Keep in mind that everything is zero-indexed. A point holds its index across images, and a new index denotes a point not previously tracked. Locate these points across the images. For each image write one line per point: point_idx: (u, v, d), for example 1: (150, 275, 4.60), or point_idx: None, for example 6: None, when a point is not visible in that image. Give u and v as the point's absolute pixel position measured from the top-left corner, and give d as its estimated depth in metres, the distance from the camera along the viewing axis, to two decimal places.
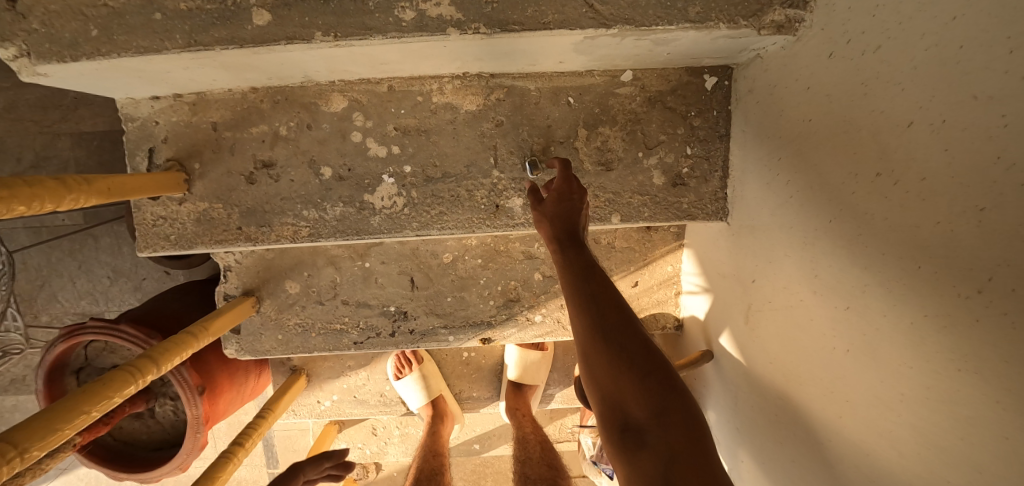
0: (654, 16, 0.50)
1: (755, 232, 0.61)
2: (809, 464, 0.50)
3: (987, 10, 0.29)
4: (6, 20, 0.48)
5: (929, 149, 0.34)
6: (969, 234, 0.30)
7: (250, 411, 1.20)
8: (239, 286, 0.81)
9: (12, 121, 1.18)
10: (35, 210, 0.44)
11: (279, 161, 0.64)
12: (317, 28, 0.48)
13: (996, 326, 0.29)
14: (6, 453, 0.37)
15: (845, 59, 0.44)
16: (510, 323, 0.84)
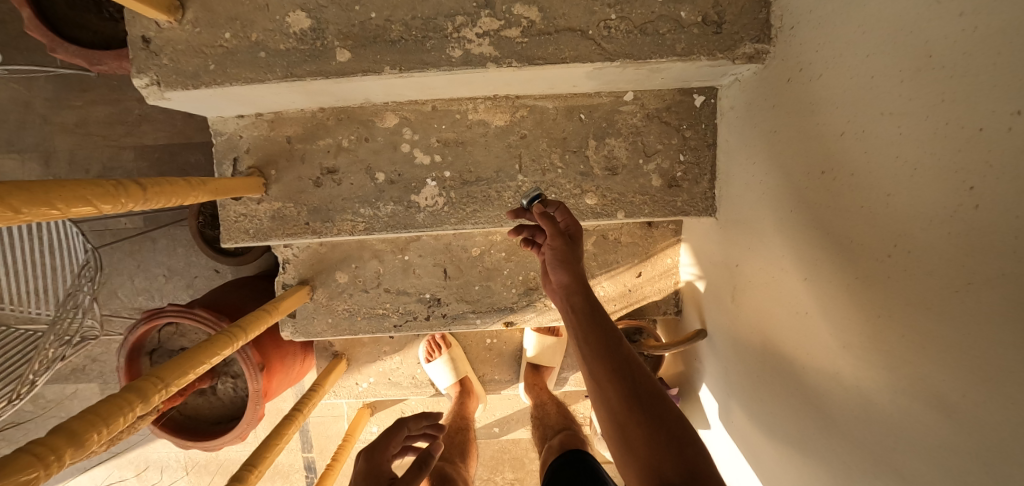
0: (649, 51, 0.62)
1: (738, 224, 0.73)
2: (783, 411, 0.60)
3: (886, 53, 0.41)
4: (142, 57, 0.63)
5: (856, 152, 0.46)
6: (883, 212, 0.42)
7: (289, 399, 1.33)
8: (296, 276, 0.95)
9: (83, 136, 1.40)
10: (171, 203, 0.57)
11: (341, 168, 0.78)
12: (385, 63, 0.62)
13: (901, 277, 0.40)
14: (153, 385, 0.48)
15: (799, 84, 0.56)
16: (530, 309, 0.96)
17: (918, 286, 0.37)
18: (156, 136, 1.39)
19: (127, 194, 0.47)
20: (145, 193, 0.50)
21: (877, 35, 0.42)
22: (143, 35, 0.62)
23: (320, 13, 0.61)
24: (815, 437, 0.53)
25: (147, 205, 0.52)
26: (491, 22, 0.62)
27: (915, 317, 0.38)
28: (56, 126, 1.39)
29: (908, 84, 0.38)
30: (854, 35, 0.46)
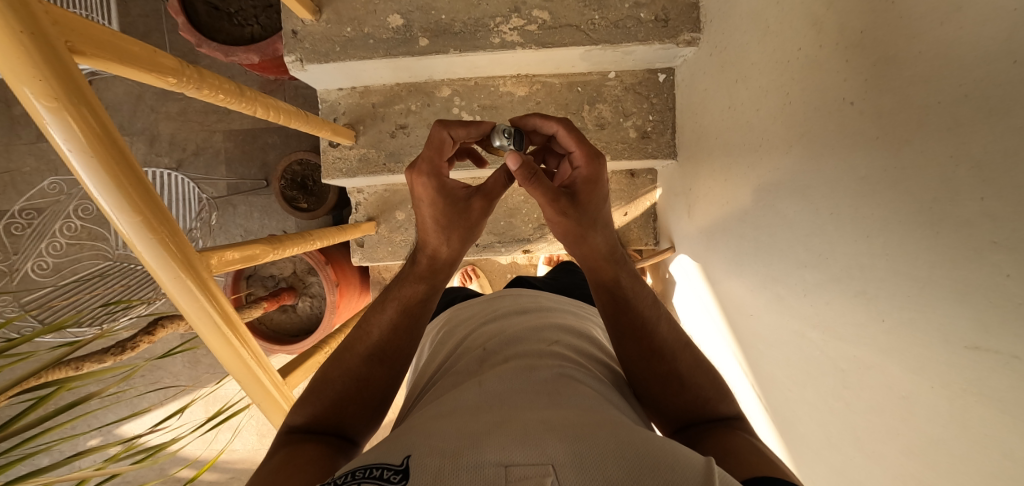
0: (620, 38, 0.95)
1: (691, 160, 1.05)
2: (730, 265, 0.89)
3: (757, 28, 0.73)
4: (292, 42, 0.97)
5: (748, 87, 0.77)
6: (763, 117, 0.73)
7: None
8: (365, 214, 1.32)
9: (183, 122, 1.76)
10: (279, 120, 0.81)
11: (411, 125, 1.13)
12: (450, 47, 0.96)
13: (775, 149, 0.69)
14: (234, 254, 0.61)
15: (717, 55, 0.88)
16: (542, 240, 1.33)
17: (784, 150, 0.67)
18: (241, 122, 1.75)
19: (244, 97, 0.69)
20: (257, 104, 0.73)
21: (753, 17, 0.74)
22: (292, 29, 0.97)
23: (409, 15, 0.97)
24: (748, 275, 0.82)
25: (257, 113, 0.74)
26: (518, 21, 0.96)
27: (784, 167, 0.67)
28: (162, 115, 1.75)
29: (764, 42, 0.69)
30: (741, 20, 0.78)
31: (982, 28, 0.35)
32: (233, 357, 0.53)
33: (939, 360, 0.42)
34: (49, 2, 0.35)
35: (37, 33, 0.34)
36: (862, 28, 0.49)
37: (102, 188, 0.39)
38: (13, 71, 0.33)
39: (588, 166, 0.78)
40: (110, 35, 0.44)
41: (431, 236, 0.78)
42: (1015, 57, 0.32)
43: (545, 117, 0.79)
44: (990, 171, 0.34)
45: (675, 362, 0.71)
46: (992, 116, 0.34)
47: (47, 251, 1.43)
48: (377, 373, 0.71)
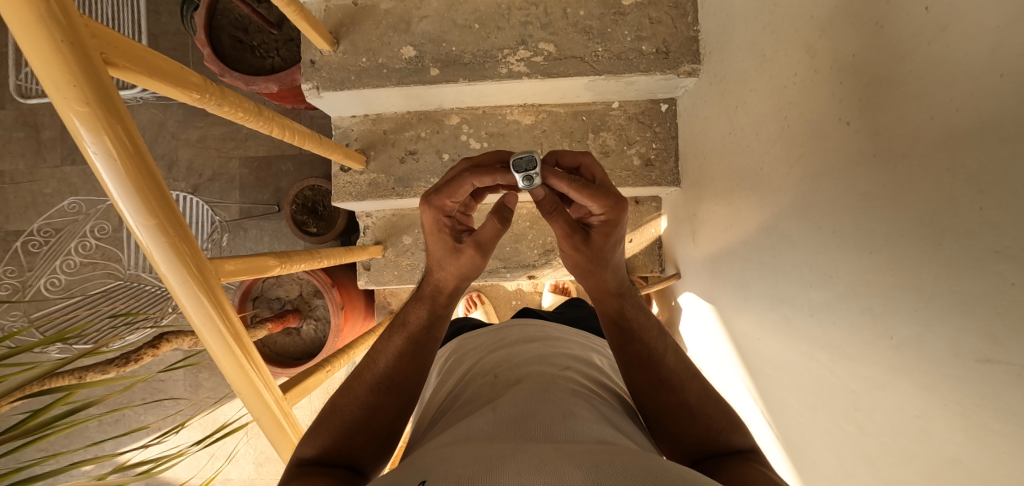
0: (623, 69, 1.00)
1: (694, 186, 1.06)
2: (736, 289, 0.89)
3: (755, 57, 0.76)
4: (310, 71, 1.03)
5: (747, 113, 0.79)
6: (762, 140, 0.74)
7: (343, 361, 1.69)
8: (373, 237, 1.34)
9: (201, 149, 1.82)
10: (295, 141, 0.84)
11: (420, 151, 1.17)
12: (459, 77, 1.01)
13: (775, 172, 0.71)
14: (245, 267, 0.62)
15: (716, 85, 0.92)
16: (547, 266, 1.33)
17: (784, 171, 0.69)
18: (257, 150, 1.81)
19: (264, 116, 0.73)
20: (274, 126, 0.77)
21: (750, 47, 0.77)
22: (310, 59, 1.03)
23: (421, 48, 1.03)
24: (753, 297, 0.81)
25: (273, 133, 0.78)
26: (526, 53, 1.01)
27: (785, 187, 0.68)
28: (181, 141, 1.83)
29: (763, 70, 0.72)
30: (739, 51, 0.81)
31: (969, 45, 0.37)
32: (236, 369, 0.53)
33: (949, 376, 0.40)
34: (91, 17, 0.39)
35: (76, 42, 0.37)
36: (854, 53, 0.52)
37: (122, 190, 0.41)
38: (51, 78, 0.36)
39: (609, 212, 0.73)
40: (143, 51, 0.48)
41: (435, 271, 0.79)
42: (1002, 70, 0.33)
43: (555, 175, 0.68)
44: (987, 181, 0.35)
45: (683, 393, 0.70)
46: (984, 129, 0.35)
47: (61, 269, 1.47)
48: (385, 401, 0.72)
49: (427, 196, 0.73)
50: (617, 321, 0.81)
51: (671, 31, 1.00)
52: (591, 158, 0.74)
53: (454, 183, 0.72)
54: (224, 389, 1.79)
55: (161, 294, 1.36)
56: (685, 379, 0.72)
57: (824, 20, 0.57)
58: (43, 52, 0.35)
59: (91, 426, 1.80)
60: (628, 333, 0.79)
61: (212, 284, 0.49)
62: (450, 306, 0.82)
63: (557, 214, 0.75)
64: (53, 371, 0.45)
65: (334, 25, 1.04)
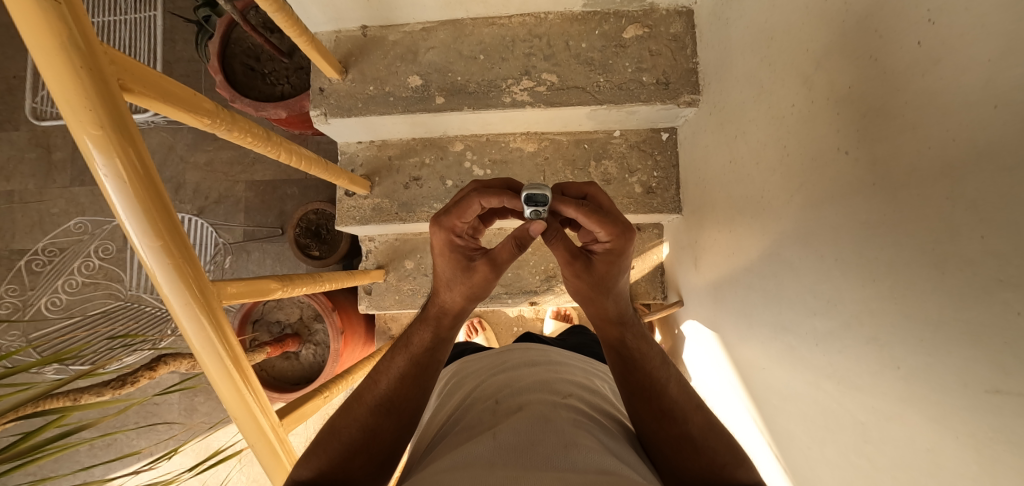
0: (624, 99, 1.03)
1: (695, 214, 1.08)
2: (739, 316, 0.88)
3: (754, 89, 0.78)
4: (319, 99, 1.07)
5: (747, 142, 0.82)
6: (763, 168, 0.76)
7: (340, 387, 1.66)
8: (375, 261, 1.34)
9: (209, 172, 1.86)
10: (301, 167, 0.87)
11: (424, 177, 1.19)
12: (465, 105, 1.05)
13: (776, 199, 0.72)
14: (246, 289, 0.62)
15: (716, 116, 0.94)
16: (549, 292, 1.33)
17: (784, 198, 0.70)
18: (263, 174, 1.84)
19: (273, 141, 0.75)
20: (282, 153, 0.79)
21: (748, 80, 0.80)
22: (320, 87, 1.07)
23: (428, 77, 1.07)
24: (757, 324, 0.81)
25: (282, 159, 0.80)
26: (530, 83, 1.05)
27: (786, 215, 0.69)
28: (189, 165, 1.86)
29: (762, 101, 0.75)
30: (737, 83, 0.84)
31: (961, 79, 0.38)
32: (233, 393, 0.52)
33: (960, 407, 0.40)
34: (109, 46, 0.41)
35: (93, 68, 0.38)
36: (850, 85, 0.54)
37: (129, 211, 0.41)
38: (68, 102, 0.37)
39: (615, 241, 0.72)
40: (158, 78, 0.50)
41: (444, 292, 0.80)
42: (996, 102, 0.35)
43: (563, 201, 0.68)
44: (987, 210, 0.36)
45: (685, 425, 0.69)
46: (982, 159, 0.36)
47: (62, 288, 1.46)
48: (383, 423, 0.74)
49: (437, 219, 0.74)
50: (621, 349, 0.82)
51: (670, 63, 1.04)
52: (598, 187, 0.74)
53: (461, 203, 0.72)
54: (218, 414, 1.75)
55: (162, 316, 1.35)
56: (688, 410, 0.72)
57: (821, 54, 0.59)
58: (62, 78, 0.37)
59: (79, 451, 1.75)
60: (630, 362, 0.79)
61: (213, 307, 0.49)
62: (454, 329, 0.83)
63: (557, 237, 0.74)
64: (47, 394, 0.45)
65: (344, 55, 1.08)
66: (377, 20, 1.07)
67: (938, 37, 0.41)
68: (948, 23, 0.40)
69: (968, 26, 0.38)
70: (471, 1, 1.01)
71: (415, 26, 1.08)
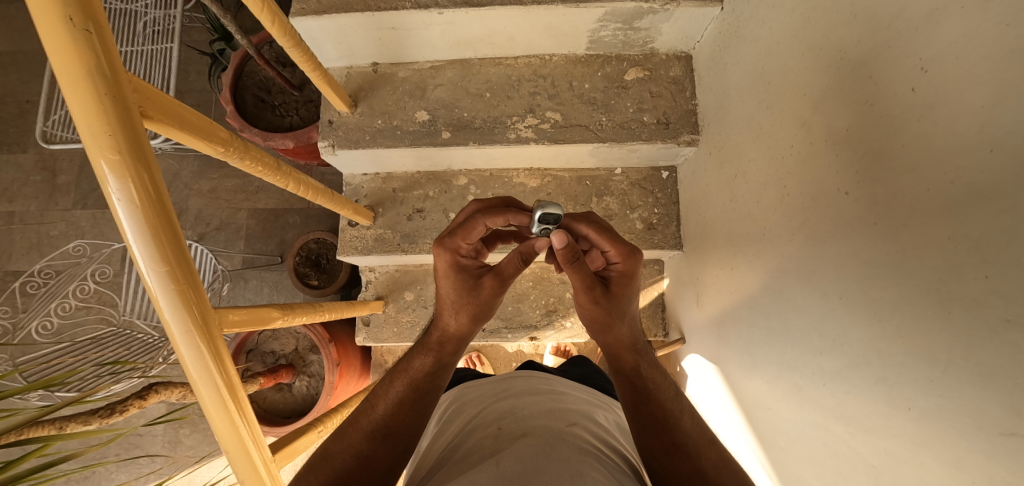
0: (626, 138, 1.07)
1: (696, 251, 1.09)
2: (742, 354, 0.88)
3: (752, 131, 0.82)
4: (328, 131, 1.10)
5: (746, 181, 0.84)
6: (763, 206, 0.78)
7: None
8: (375, 292, 1.33)
9: (212, 200, 1.87)
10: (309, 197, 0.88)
11: (427, 209, 1.21)
12: (471, 141, 1.08)
13: (777, 237, 0.73)
14: (247, 317, 0.61)
15: (715, 156, 0.98)
16: (549, 327, 1.32)
17: (785, 236, 0.71)
18: (267, 202, 1.86)
19: (285, 173, 0.78)
20: (292, 183, 0.81)
21: (746, 122, 0.84)
22: (329, 119, 1.11)
23: (435, 112, 1.11)
24: (760, 361, 0.80)
25: (289, 189, 0.81)
26: (534, 120, 1.09)
27: (787, 252, 0.71)
28: (193, 191, 1.88)
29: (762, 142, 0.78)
30: (736, 125, 0.88)
31: (955, 124, 0.41)
32: (227, 426, 0.50)
33: (974, 451, 0.39)
34: (134, 75, 0.42)
35: (117, 95, 0.39)
36: (847, 128, 0.56)
37: (139, 236, 0.41)
38: (89, 127, 0.38)
39: (625, 262, 0.78)
40: (176, 107, 0.51)
41: (447, 315, 0.82)
42: (991, 146, 0.37)
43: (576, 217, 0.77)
44: (990, 250, 0.37)
45: (699, 460, 0.70)
46: (981, 200, 0.38)
47: (55, 311, 1.41)
48: (378, 451, 0.73)
49: (443, 238, 0.77)
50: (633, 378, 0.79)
51: (670, 104, 1.09)
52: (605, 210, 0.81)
53: (466, 224, 0.76)
54: (203, 448, 1.68)
55: (154, 343, 1.32)
56: (702, 445, 0.72)
57: (817, 99, 0.63)
58: (86, 105, 0.38)
59: None
60: (643, 393, 0.77)
61: (212, 333, 0.48)
62: (455, 354, 0.85)
63: (579, 266, 0.73)
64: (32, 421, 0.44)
65: (355, 89, 1.12)
66: (388, 58, 1.12)
67: (930, 85, 0.44)
68: (939, 72, 0.43)
69: (958, 75, 0.41)
70: (479, 42, 1.07)
71: (425, 64, 1.14)
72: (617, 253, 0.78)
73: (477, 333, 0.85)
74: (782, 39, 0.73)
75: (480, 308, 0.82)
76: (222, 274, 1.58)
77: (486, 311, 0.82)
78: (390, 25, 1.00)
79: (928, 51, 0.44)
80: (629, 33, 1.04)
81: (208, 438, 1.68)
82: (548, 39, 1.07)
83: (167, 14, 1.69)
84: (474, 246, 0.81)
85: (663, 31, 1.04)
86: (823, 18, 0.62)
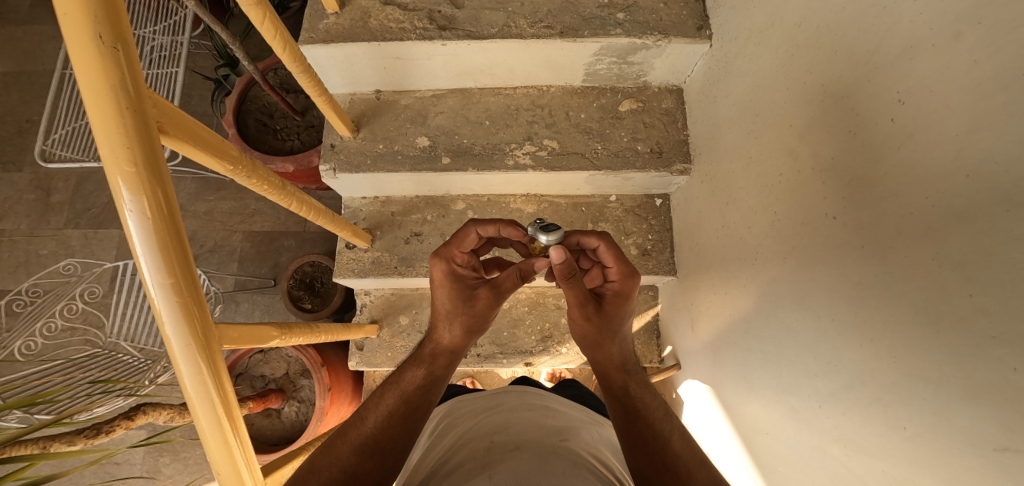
0: (620, 165, 1.10)
1: (690, 276, 1.10)
2: (738, 379, 0.87)
3: (742, 159, 0.85)
4: (330, 154, 1.12)
5: (736, 208, 0.87)
6: (753, 230, 0.81)
7: None
8: (369, 316, 1.32)
9: (207, 221, 1.87)
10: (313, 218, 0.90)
11: (425, 232, 1.22)
12: (469, 166, 1.11)
13: (768, 261, 0.75)
14: (247, 333, 0.61)
15: (706, 184, 1.02)
16: (545, 353, 1.31)
17: (776, 260, 0.73)
18: (262, 225, 1.86)
19: (295, 200, 0.81)
20: (299, 206, 0.83)
21: (736, 150, 0.88)
22: (331, 143, 1.13)
23: (435, 139, 1.14)
24: (756, 384, 0.80)
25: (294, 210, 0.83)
26: (532, 147, 1.13)
27: (779, 273, 0.72)
28: (189, 213, 1.87)
29: (752, 170, 0.81)
30: (726, 153, 0.92)
31: (933, 150, 0.43)
32: (221, 447, 0.49)
33: (969, 468, 0.39)
34: (154, 91, 0.44)
35: (137, 110, 0.41)
36: (832, 156, 0.60)
37: (147, 248, 0.41)
38: (108, 139, 0.39)
39: (623, 282, 0.83)
40: (190, 123, 0.52)
41: (440, 327, 0.84)
42: (967, 172, 0.39)
43: (585, 232, 0.81)
44: (972, 269, 0.39)
45: (689, 480, 0.69)
46: (960, 222, 0.40)
47: (40, 332, 1.37)
48: (365, 465, 0.70)
49: (447, 240, 0.81)
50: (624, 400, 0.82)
51: (663, 134, 1.13)
52: (608, 238, 0.80)
53: (460, 233, 0.81)
54: (183, 479, 1.60)
55: (143, 365, 1.29)
56: (693, 466, 0.72)
57: (802, 130, 0.66)
58: (106, 118, 0.39)
59: None
60: (632, 415, 0.79)
61: (211, 343, 0.47)
62: (448, 369, 0.85)
63: (575, 282, 0.75)
64: (15, 439, 0.44)
65: (357, 115, 1.16)
66: (391, 86, 1.16)
67: (908, 115, 0.47)
68: (917, 103, 0.46)
69: (936, 104, 0.43)
70: (479, 73, 1.12)
71: (426, 93, 1.18)
72: (617, 272, 0.83)
73: (470, 347, 0.85)
74: (768, 75, 0.77)
75: (475, 321, 0.83)
76: (216, 296, 1.56)
77: (482, 321, 0.84)
78: (395, 55, 1.05)
79: (905, 83, 0.48)
80: (624, 66, 1.10)
81: (188, 468, 1.61)
82: (546, 72, 1.12)
83: (174, 40, 1.74)
84: (469, 259, 0.85)
85: (655, 65, 1.10)
86: (806, 55, 0.67)
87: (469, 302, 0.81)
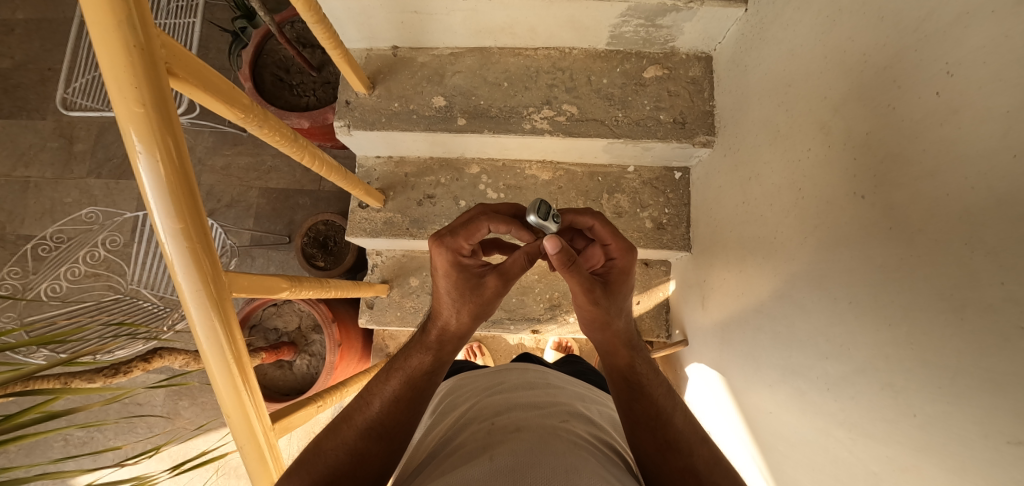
0: (640, 135, 1.07)
1: (705, 253, 1.08)
2: (745, 360, 0.87)
3: (770, 132, 0.81)
4: (345, 111, 1.10)
5: (759, 183, 0.84)
6: (775, 206, 0.78)
7: (325, 412, 1.64)
8: (380, 276, 1.34)
9: (224, 176, 1.89)
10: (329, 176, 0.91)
11: (438, 195, 1.22)
12: (485, 128, 1.08)
13: (789, 239, 0.73)
14: (256, 287, 0.62)
15: (729, 160, 0.98)
16: (552, 321, 1.32)
17: (796, 239, 0.71)
18: (277, 182, 1.88)
19: (308, 153, 0.81)
20: (314, 160, 0.84)
21: (765, 122, 0.83)
22: (346, 99, 1.11)
23: (452, 99, 1.11)
24: (763, 364, 0.79)
25: (306, 163, 0.83)
26: (550, 112, 1.09)
27: (799, 251, 0.70)
28: (206, 167, 1.89)
29: (779, 144, 0.78)
30: (754, 126, 0.88)
31: (981, 127, 0.40)
32: (230, 393, 0.51)
33: (980, 457, 0.39)
34: (163, 30, 0.43)
35: (145, 49, 0.40)
36: (867, 131, 0.56)
37: (158, 195, 0.42)
38: (116, 78, 0.39)
39: (623, 258, 0.83)
40: (199, 65, 0.52)
41: (444, 315, 0.82)
42: (1015, 151, 0.36)
43: (577, 211, 0.82)
44: (1005, 257, 0.37)
45: (690, 457, 0.70)
46: (1000, 205, 0.37)
47: (64, 275, 1.45)
48: (373, 448, 0.73)
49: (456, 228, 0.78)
50: (631, 381, 0.81)
51: (687, 104, 1.08)
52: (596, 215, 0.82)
53: (472, 226, 0.78)
54: (200, 421, 1.71)
55: (161, 312, 1.35)
56: (694, 443, 0.73)
57: (838, 102, 0.62)
58: (115, 56, 0.38)
59: None
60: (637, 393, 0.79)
61: (219, 295, 0.48)
62: (454, 352, 0.86)
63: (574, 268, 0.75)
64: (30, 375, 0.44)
65: (373, 72, 1.13)
66: (408, 42, 1.13)
67: (955, 88, 0.43)
68: (967, 75, 0.42)
69: (990, 75, 0.40)
70: (499, 32, 1.08)
71: (444, 51, 1.14)
72: (616, 248, 0.83)
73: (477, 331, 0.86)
74: (807, 41, 0.72)
75: (480, 307, 0.82)
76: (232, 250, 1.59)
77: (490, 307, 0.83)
78: (413, 8, 1.01)
79: (959, 53, 0.44)
80: (651, 30, 1.04)
81: (205, 412, 1.71)
82: (569, 32, 1.07)
83: None
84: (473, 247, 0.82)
85: (685, 30, 1.04)
86: (851, 18, 0.62)
87: (474, 288, 0.80)
